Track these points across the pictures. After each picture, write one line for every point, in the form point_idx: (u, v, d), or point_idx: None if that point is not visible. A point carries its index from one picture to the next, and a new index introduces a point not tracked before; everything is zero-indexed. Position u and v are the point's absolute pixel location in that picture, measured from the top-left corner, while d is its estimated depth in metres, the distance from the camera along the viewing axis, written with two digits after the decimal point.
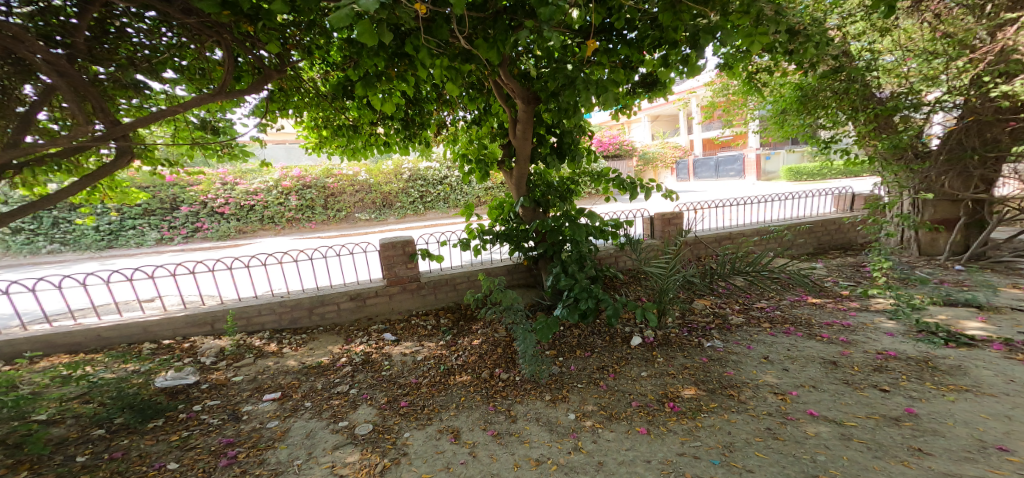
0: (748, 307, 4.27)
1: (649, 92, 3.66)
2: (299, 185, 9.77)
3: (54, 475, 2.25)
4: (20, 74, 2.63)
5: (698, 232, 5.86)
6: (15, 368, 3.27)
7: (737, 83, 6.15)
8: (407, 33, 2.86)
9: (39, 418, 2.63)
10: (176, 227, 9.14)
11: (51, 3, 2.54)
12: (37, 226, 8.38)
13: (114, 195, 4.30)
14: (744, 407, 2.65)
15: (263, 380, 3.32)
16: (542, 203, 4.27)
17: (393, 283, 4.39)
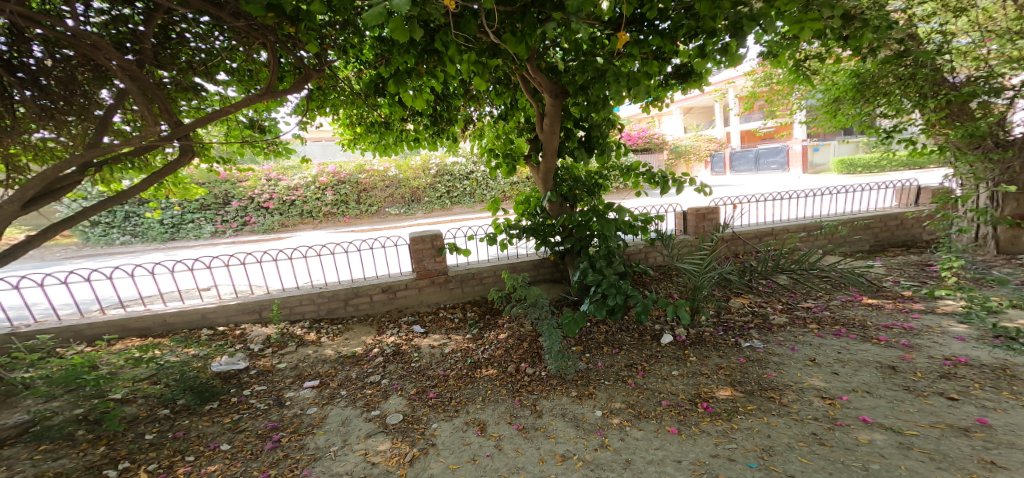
0: (792, 307, 4.07)
1: (684, 83, 3.52)
2: (334, 180, 10.11)
3: (127, 450, 2.46)
4: (98, 80, 2.91)
5: (737, 227, 5.64)
6: (95, 350, 3.58)
7: (783, 72, 5.83)
8: (437, 29, 2.88)
9: (113, 396, 2.88)
10: (227, 221, 9.74)
11: (122, 12, 2.83)
12: (111, 219, 9.19)
13: (176, 190, 4.60)
14: (786, 411, 2.54)
15: (304, 368, 3.47)
16: (570, 197, 4.23)
17: (423, 276, 4.47)
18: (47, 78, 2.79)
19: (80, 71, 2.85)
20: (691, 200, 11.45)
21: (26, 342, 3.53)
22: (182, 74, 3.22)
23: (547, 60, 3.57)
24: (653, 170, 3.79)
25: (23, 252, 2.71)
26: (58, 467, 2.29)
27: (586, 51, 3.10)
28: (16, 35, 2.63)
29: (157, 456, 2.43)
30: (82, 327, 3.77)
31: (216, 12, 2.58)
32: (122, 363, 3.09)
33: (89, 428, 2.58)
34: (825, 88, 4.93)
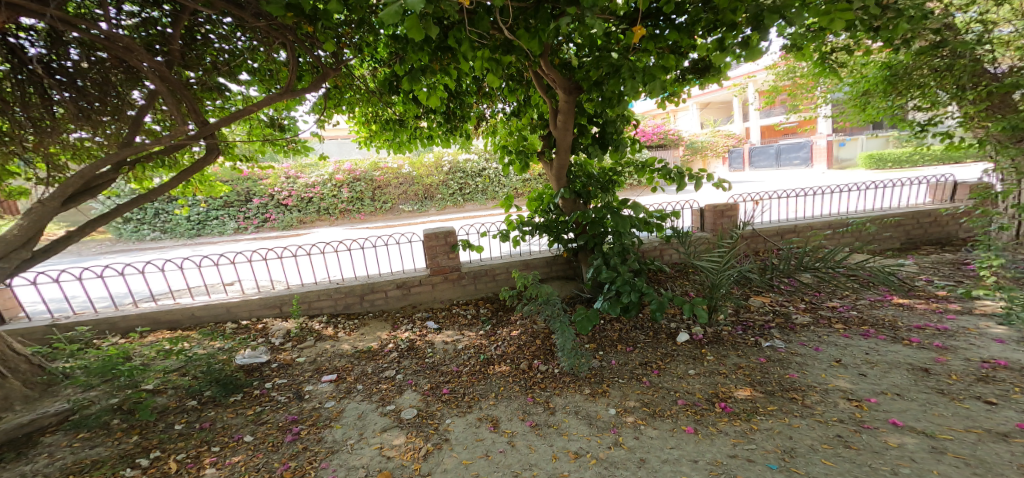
0: (816, 306, 3.97)
1: (701, 79, 3.43)
2: (350, 178, 10.25)
3: (158, 439, 2.55)
4: (130, 82, 3.05)
5: (757, 224, 5.52)
6: (129, 341, 3.72)
7: (807, 65, 5.67)
8: (451, 27, 2.87)
9: (145, 387, 2.99)
10: (250, 217, 9.99)
11: (150, 15, 2.93)
12: (142, 216, 9.55)
13: (203, 188, 4.75)
14: (809, 412, 2.48)
15: (323, 362, 3.54)
16: (583, 194, 4.19)
17: (436, 272, 4.50)
18: (83, 80, 2.93)
19: (113, 73, 2.98)
20: (709, 196, 11.24)
21: (66, 333, 3.70)
22: (208, 74, 3.30)
23: (560, 56, 3.56)
24: (669, 166, 3.70)
25: (63, 248, 2.78)
26: (95, 455, 2.40)
27: (600, 47, 3.07)
28: (55, 38, 2.76)
29: (185, 446, 2.51)
30: (117, 319, 3.92)
31: (240, 13, 2.63)
32: (153, 355, 3.21)
33: (123, 418, 2.69)
34: (855, 80, 4.96)
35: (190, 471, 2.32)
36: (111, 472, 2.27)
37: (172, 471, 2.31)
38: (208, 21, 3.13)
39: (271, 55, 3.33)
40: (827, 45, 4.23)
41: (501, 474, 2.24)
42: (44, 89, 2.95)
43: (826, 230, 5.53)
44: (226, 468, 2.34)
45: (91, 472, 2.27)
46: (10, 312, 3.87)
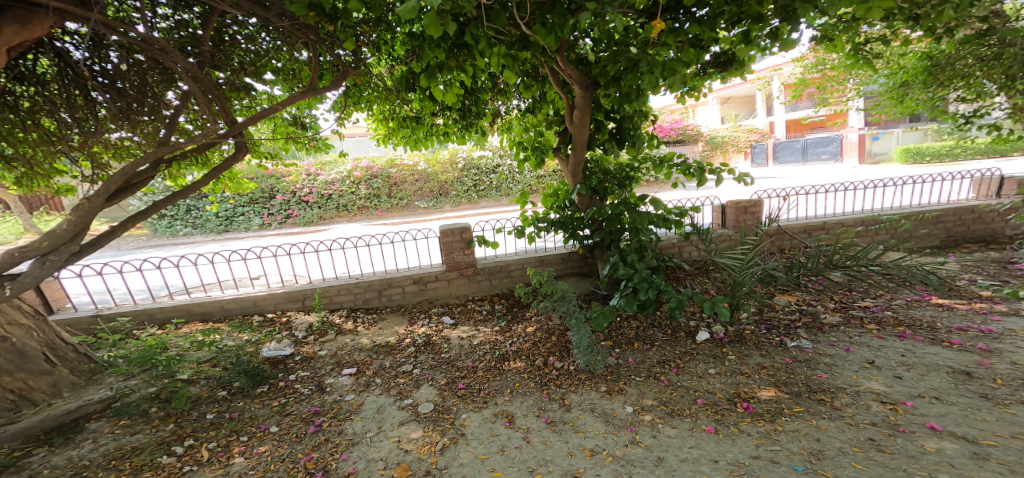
0: (846, 306, 3.83)
1: (724, 72, 3.35)
2: (368, 175, 10.38)
3: (191, 428, 2.65)
4: (165, 83, 3.20)
5: (783, 221, 5.36)
6: (165, 332, 3.87)
7: (838, 57, 5.45)
8: (468, 23, 2.87)
9: (180, 377, 3.12)
10: (273, 214, 10.26)
11: (182, 18, 3.07)
12: (175, 212, 9.94)
13: (231, 185, 4.91)
14: (838, 414, 2.40)
15: (343, 355, 3.62)
16: (599, 190, 4.17)
17: (452, 268, 4.54)
18: (123, 82, 3.13)
19: (149, 75, 3.15)
20: (730, 192, 10.97)
21: (108, 324, 3.87)
22: (234, 74, 3.47)
23: (577, 52, 3.53)
24: (688, 161, 3.62)
25: (108, 241, 2.88)
26: (134, 441, 2.51)
27: (618, 41, 3.02)
28: (97, 42, 2.92)
29: (216, 435, 2.60)
30: (154, 311, 4.08)
31: (265, 14, 2.69)
32: (187, 346, 3.35)
33: (161, 406, 2.81)
34: (891, 72, 4.74)
35: (221, 459, 2.40)
36: (150, 458, 2.37)
37: (204, 459, 2.40)
38: (235, 22, 3.22)
39: (293, 55, 3.39)
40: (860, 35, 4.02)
41: (517, 469, 2.25)
42: (87, 90, 3.13)
43: (858, 227, 5.32)
44: (253, 457, 2.41)
45: (131, 458, 2.37)
46: (57, 303, 4.07)
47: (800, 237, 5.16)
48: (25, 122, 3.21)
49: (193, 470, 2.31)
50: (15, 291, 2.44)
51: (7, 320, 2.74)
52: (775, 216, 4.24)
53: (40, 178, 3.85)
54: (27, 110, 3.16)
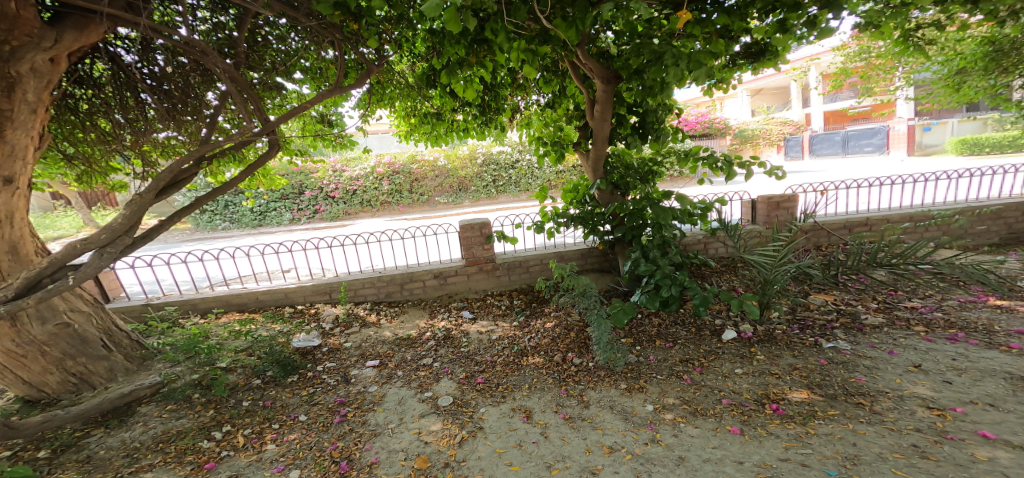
0: (889, 306, 3.64)
1: (756, 64, 3.21)
2: (390, 171, 10.58)
3: (228, 414, 2.78)
4: (206, 83, 3.37)
5: (819, 217, 5.13)
6: (206, 321, 4.07)
7: (885, 44, 5.21)
8: (487, 18, 2.87)
9: (219, 365, 3.28)
10: (302, 209, 10.60)
11: (219, 21, 3.22)
12: (214, 207, 10.42)
13: (264, 181, 5.10)
14: (878, 419, 2.30)
15: (367, 348, 3.71)
16: (621, 186, 4.11)
17: (472, 263, 4.57)
18: (169, 84, 3.29)
19: (191, 76, 3.31)
20: (759, 186, 10.58)
21: (157, 312, 4.11)
22: (267, 73, 3.58)
23: (598, 45, 3.47)
24: (716, 154, 3.50)
25: (157, 234, 3.01)
26: (179, 426, 2.66)
27: (642, 33, 2.96)
28: (146, 46, 3.09)
29: (251, 422, 2.72)
30: (196, 300, 4.29)
31: (294, 14, 2.76)
32: (226, 335, 3.53)
33: (203, 392, 2.97)
34: (946, 58, 4.53)
35: (255, 445, 2.51)
36: (192, 443, 2.50)
37: (239, 444, 2.52)
38: (267, 22, 3.34)
39: (320, 54, 3.48)
40: (916, 21, 3.79)
41: (534, 464, 2.26)
42: (137, 92, 3.30)
43: (904, 223, 5.04)
44: (284, 444, 2.51)
45: (175, 441, 2.52)
46: (113, 293, 4.33)
47: (839, 233, 4.93)
48: (84, 123, 3.45)
49: (230, 455, 2.43)
50: (74, 281, 2.44)
51: (70, 306, 2.92)
52: (810, 211, 4.05)
53: (98, 175, 4.12)
54: (86, 111, 3.40)
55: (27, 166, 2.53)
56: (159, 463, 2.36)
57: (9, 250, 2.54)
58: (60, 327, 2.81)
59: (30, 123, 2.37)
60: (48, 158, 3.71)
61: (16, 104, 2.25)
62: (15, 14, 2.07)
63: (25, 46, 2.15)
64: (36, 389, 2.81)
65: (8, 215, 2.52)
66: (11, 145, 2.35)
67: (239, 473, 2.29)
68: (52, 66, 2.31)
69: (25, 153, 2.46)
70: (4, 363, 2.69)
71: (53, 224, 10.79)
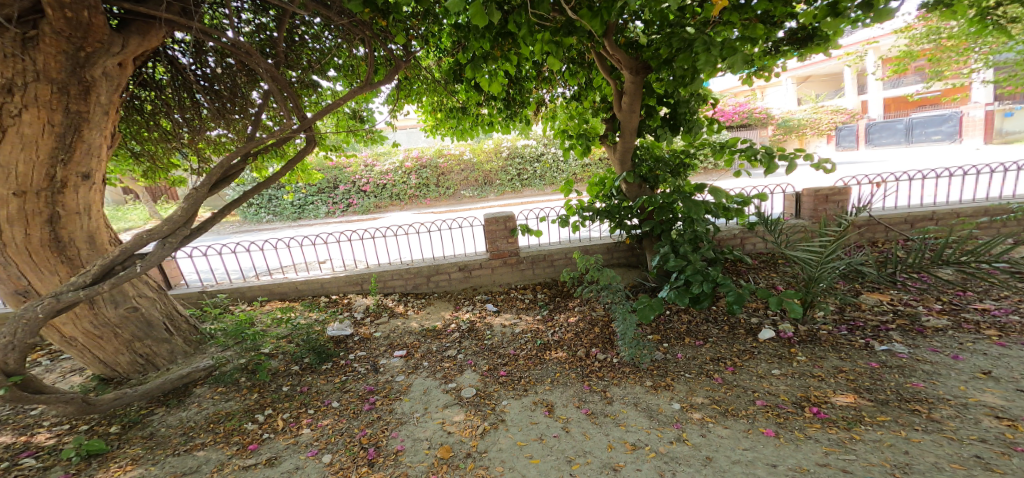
0: (956, 308, 3.36)
1: (803, 49, 3.02)
2: (418, 165, 10.76)
3: (270, 398, 2.94)
4: (250, 83, 3.54)
5: (874, 212, 4.79)
6: (251, 309, 4.31)
7: (957, 24, 4.76)
8: (511, 11, 2.85)
9: (263, 350, 3.47)
10: (336, 202, 10.99)
11: (261, 23, 3.37)
12: (259, 201, 10.96)
13: (302, 176, 5.30)
14: (936, 427, 2.14)
15: (395, 338, 3.81)
16: (650, 179, 3.99)
17: (496, 256, 4.60)
18: (219, 84, 3.50)
19: (238, 76, 3.49)
20: (803, 179, 10.03)
21: (210, 298, 4.39)
22: (304, 72, 3.72)
23: (626, 35, 3.37)
24: (755, 146, 3.30)
25: (210, 226, 3.15)
26: (227, 408, 2.84)
27: (674, 22, 2.86)
28: (199, 49, 3.29)
29: (290, 406, 2.87)
30: (244, 289, 4.55)
31: (327, 12, 2.83)
32: (269, 322, 3.72)
33: (249, 376, 3.15)
34: None
35: (292, 429, 2.64)
36: (237, 424, 2.67)
37: (279, 428, 2.66)
38: (303, 22, 3.46)
39: (351, 52, 3.57)
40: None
41: (555, 458, 2.26)
42: (192, 93, 3.55)
43: (980, 218, 4.62)
44: (318, 429, 2.63)
45: (224, 423, 2.70)
46: (174, 280, 4.64)
47: (899, 228, 4.61)
48: (148, 122, 3.71)
49: (270, 438, 2.57)
50: (142, 268, 2.58)
51: (138, 291, 3.15)
52: (864, 204, 3.77)
53: (160, 171, 4.42)
54: (149, 112, 3.65)
55: (101, 162, 2.73)
56: (210, 443, 2.54)
57: (88, 240, 2.77)
58: (130, 311, 3.06)
59: (104, 123, 2.55)
60: (119, 155, 4.01)
61: (92, 106, 2.43)
62: (88, 21, 2.22)
63: (97, 52, 2.31)
64: (110, 367, 3.09)
65: (86, 207, 2.74)
66: (88, 143, 2.52)
67: (278, 455, 2.42)
68: (120, 70, 2.47)
69: (100, 151, 2.64)
70: (84, 344, 2.97)
71: (124, 216, 11.79)
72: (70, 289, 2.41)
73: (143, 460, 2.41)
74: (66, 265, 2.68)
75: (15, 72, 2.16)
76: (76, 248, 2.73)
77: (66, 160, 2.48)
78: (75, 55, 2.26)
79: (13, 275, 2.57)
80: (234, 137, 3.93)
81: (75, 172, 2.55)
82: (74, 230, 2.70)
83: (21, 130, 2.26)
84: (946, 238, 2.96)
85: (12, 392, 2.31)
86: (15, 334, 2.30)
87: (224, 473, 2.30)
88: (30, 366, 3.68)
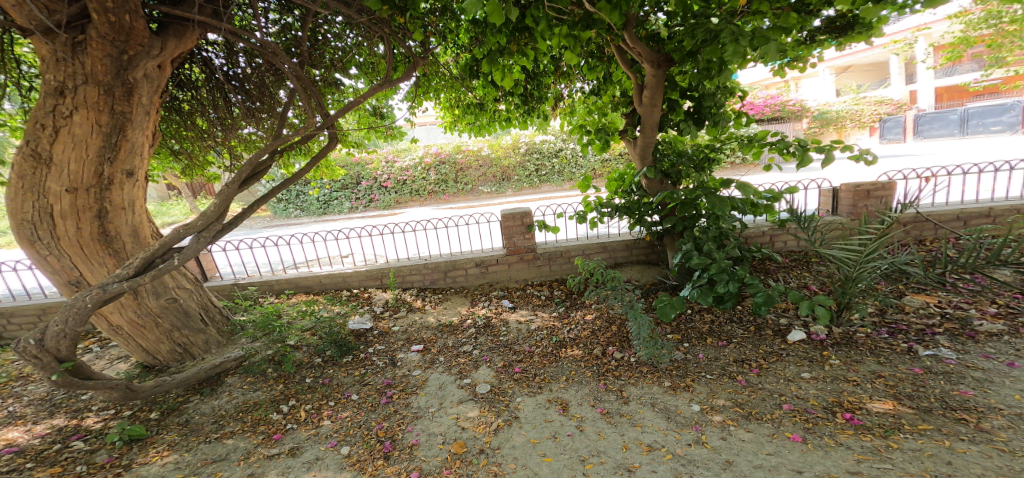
0: (1013, 311, 3.11)
1: (842, 38, 2.84)
2: (437, 161, 10.88)
3: (295, 389, 3.03)
4: (277, 81, 3.62)
5: (920, 207, 4.51)
6: (278, 301, 4.45)
7: (1022, 6, 4.38)
8: (528, 6, 2.81)
9: (289, 342, 3.56)
10: (359, 198, 11.21)
11: (287, 23, 3.44)
12: (288, 197, 11.29)
13: (326, 172, 5.41)
14: (985, 438, 2.01)
15: (412, 332, 3.86)
16: (672, 174, 3.86)
17: (513, 252, 4.59)
18: (249, 84, 3.62)
19: (267, 76, 3.59)
20: (840, 174, 9.55)
21: (241, 291, 4.55)
22: (327, 70, 3.78)
23: (648, 27, 3.27)
24: (786, 138, 3.12)
25: (241, 221, 3.24)
26: (255, 397, 2.94)
27: (698, 12, 2.76)
28: (232, 49, 3.41)
29: (312, 397, 2.94)
30: (272, 282, 4.68)
31: (346, 11, 2.84)
32: (295, 314, 3.82)
33: (275, 367, 3.23)
34: None
35: (314, 420, 2.71)
36: (264, 414, 2.76)
37: (301, 418, 2.74)
38: (326, 21, 3.52)
39: (371, 49, 3.59)
40: None
41: (568, 457, 2.23)
42: (225, 93, 3.68)
43: None
44: (338, 421, 2.69)
45: (252, 412, 2.80)
46: (210, 272, 4.81)
47: (950, 226, 4.32)
48: (185, 122, 3.87)
49: (293, 428, 2.65)
50: (179, 261, 2.70)
51: (177, 283, 3.29)
52: (909, 200, 3.52)
53: (197, 169, 4.60)
54: (186, 112, 3.81)
55: (144, 160, 2.84)
56: (238, 431, 2.64)
57: (132, 234, 2.90)
58: (169, 301, 3.19)
59: (146, 123, 2.65)
60: (160, 153, 4.20)
61: (134, 106, 2.53)
62: (130, 25, 2.30)
63: (139, 55, 2.41)
64: (151, 355, 3.26)
65: (131, 203, 2.86)
66: (131, 143, 2.63)
67: (301, 446, 2.49)
68: (161, 72, 2.56)
69: (143, 149, 2.75)
70: (129, 332, 3.15)
71: (167, 210, 12.43)
72: (115, 280, 2.53)
73: (178, 446, 2.53)
74: (113, 257, 2.82)
75: (67, 76, 2.32)
76: (122, 241, 2.86)
77: (112, 158, 2.60)
78: (119, 58, 2.36)
79: (66, 266, 2.73)
80: (264, 135, 4.04)
81: (120, 169, 2.67)
82: (120, 224, 2.83)
83: (72, 130, 2.42)
84: (1004, 237, 2.72)
85: (64, 378, 2.46)
86: (67, 323, 2.43)
87: (251, 461, 2.38)
88: (82, 352, 3.93)
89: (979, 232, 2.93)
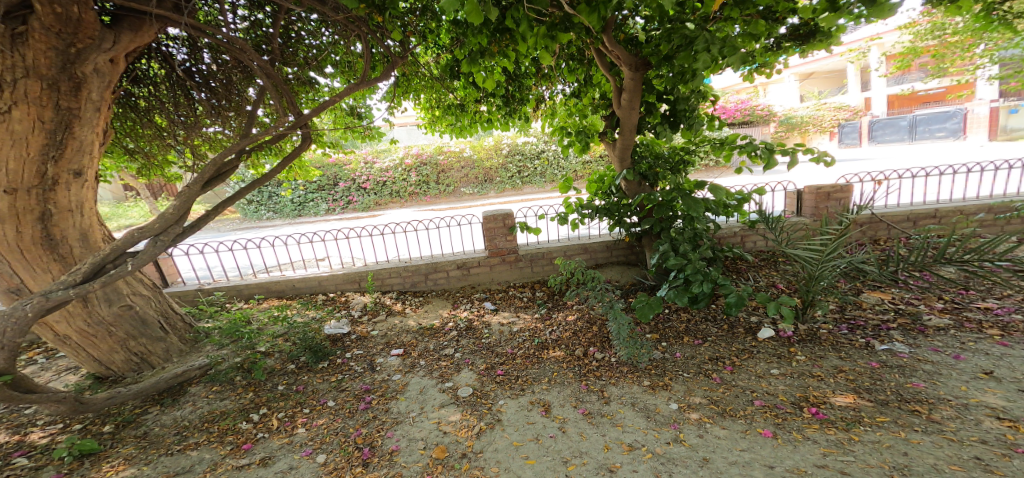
0: (959, 307, 3.32)
1: (805, 46, 2.96)
2: (418, 162, 10.77)
3: (266, 397, 2.92)
4: (245, 78, 3.50)
5: (877, 208, 4.75)
6: (249, 307, 4.28)
7: (964, 20, 4.69)
8: (508, 7, 2.81)
9: (260, 348, 3.44)
10: (336, 199, 10.94)
11: (256, 19, 3.32)
12: (260, 198, 10.92)
13: (300, 172, 5.25)
14: (937, 428, 2.12)
15: (392, 336, 3.79)
16: (649, 176, 3.94)
17: (494, 254, 4.57)
18: (213, 81, 3.48)
19: (233, 73, 3.47)
20: (806, 177, 9.96)
21: (208, 296, 4.36)
22: (301, 69, 3.68)
23: (626, 31, 3.33)
24: (754, 141, 3.20)
25: (205, 223, 3.10)
26: (222, 407, 2.82)
27: (674, 19, 2.81)
28: (194, 45, 3.26)
29: (285, 405, 2.84)
30: (242, 286, 4.50)
31: (320, 8, 2.77)
32: (266, 320, 3.68)
33: (244, 375, 3.12)
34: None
35: (287, 429, 2.62)
36: (233, 424, 2.65)
37: (274, 427, 2.64)
38: (299, 19, 3.41)
39: (348, 48, 3.53)
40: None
41: (551, 458, 2.24)
42: (187, 89, 3.52)
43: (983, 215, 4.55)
44: (313, 429, 2.61)
45: (219, 422, 2.68)
46: (171, 277, 4.58)
47: (901, 226, 4.58)
48: (142, 119, 3.68)
49: (265, 438, 2.55)
50: (134, 267, 2.56)
51: (132, 289, 3.13)
52: (865, 202, 3.68)
53: (158, 168, 4.37)
54: (144, 109, 3.62)
55: (93, 159, 2.69)
56: (203, 442, 2.52)
57: (80, 238, 2.73)
58: (124, 309, 3.04)
59: (96, 120, 2.50)
60: (115, 152, 3.96)
61: (83, 102, 2.39)
62: (79, 17, 2.19)
63: (89, 48, 2.27)
64: (104, 366, 3.06)
65: (78, 205, 2.70)
66: (79, 141, 2.49)
67: (272, 455, 2.40)
68: (112, 67, 2.43)
69: (92, 148, 2.60)
70: (79, 342, 2.95)
71: (127, 213, 11.80)
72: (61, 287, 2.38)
73: (137, 460, 2.40)
74: (59, 262, 2.65)
75: (5, 68, 2.13)
76: (69, 245, 2.69)
77: (58, 157, 2.44)
78: (66, 51, 2.23)
79: (5, 273, 2.54)
80: (231, 135, 3.89)
81: (66, 169, 2.51)
82: (66, 228, 2.67)
83: (11, 126, 2.23)
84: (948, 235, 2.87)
85: (4, 392, 2.28)
86: (5, 334, 2.25)
87: (218, 473, 2.28)
88: (28, 363, 3.67)
89: (926, 232, 3.09)
